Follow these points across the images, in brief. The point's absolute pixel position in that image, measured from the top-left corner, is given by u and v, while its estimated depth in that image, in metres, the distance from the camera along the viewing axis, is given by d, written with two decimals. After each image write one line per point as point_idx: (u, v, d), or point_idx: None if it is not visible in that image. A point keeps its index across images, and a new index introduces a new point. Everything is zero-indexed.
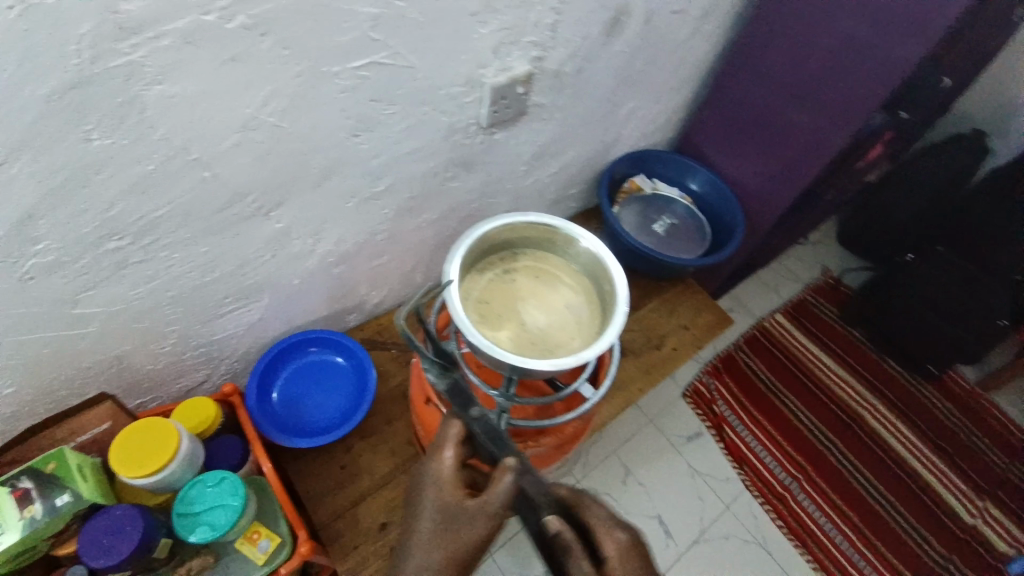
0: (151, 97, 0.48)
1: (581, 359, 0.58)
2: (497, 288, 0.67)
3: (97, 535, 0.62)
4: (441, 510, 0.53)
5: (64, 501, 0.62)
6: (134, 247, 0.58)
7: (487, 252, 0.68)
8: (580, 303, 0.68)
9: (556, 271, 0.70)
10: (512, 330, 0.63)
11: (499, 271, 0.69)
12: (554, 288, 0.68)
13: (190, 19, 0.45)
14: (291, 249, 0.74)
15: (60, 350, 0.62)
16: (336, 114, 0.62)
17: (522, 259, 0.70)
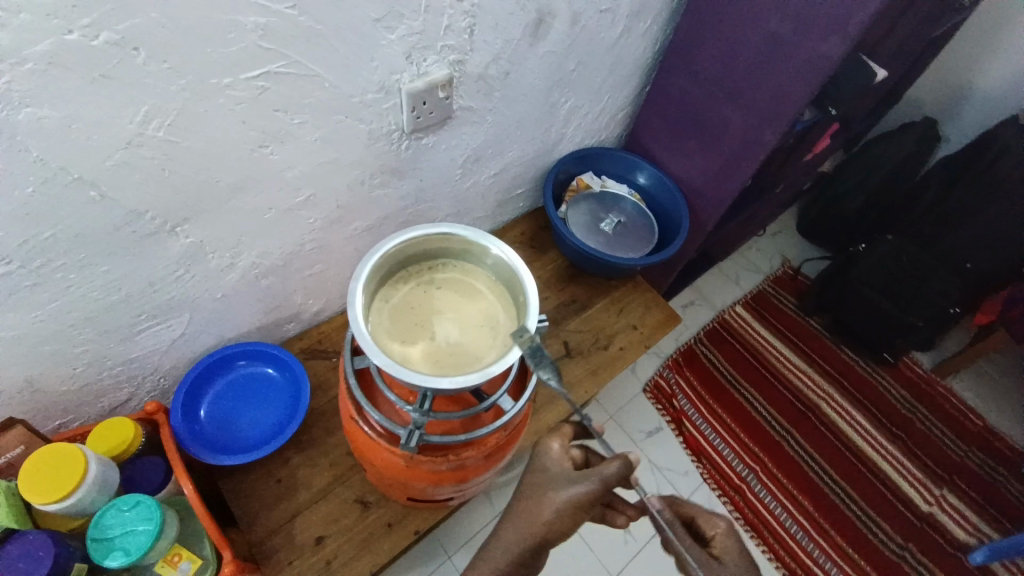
0: (17, 120, 0.46)
1: (486, 375, 0.57)
2: (413, 302, 0.66)
3: (12, 561, 0.59)
4: (558, 479, 0.60)
5: None
6: (24, 271, 0.56)
7: (400, 265, 0.67)
8: (498, 313, 0.67)
9: (475, 282, 0.69)
10: (423, 345, 0.63)
11: (415, 284, 0.68)
12: (473, 300, 0.68)
13: (50, 40, 0.43)
14: (207, 264, 0.71)
15: None
16: (235, 126, 0.59)
17: (441, 270, 0.70)
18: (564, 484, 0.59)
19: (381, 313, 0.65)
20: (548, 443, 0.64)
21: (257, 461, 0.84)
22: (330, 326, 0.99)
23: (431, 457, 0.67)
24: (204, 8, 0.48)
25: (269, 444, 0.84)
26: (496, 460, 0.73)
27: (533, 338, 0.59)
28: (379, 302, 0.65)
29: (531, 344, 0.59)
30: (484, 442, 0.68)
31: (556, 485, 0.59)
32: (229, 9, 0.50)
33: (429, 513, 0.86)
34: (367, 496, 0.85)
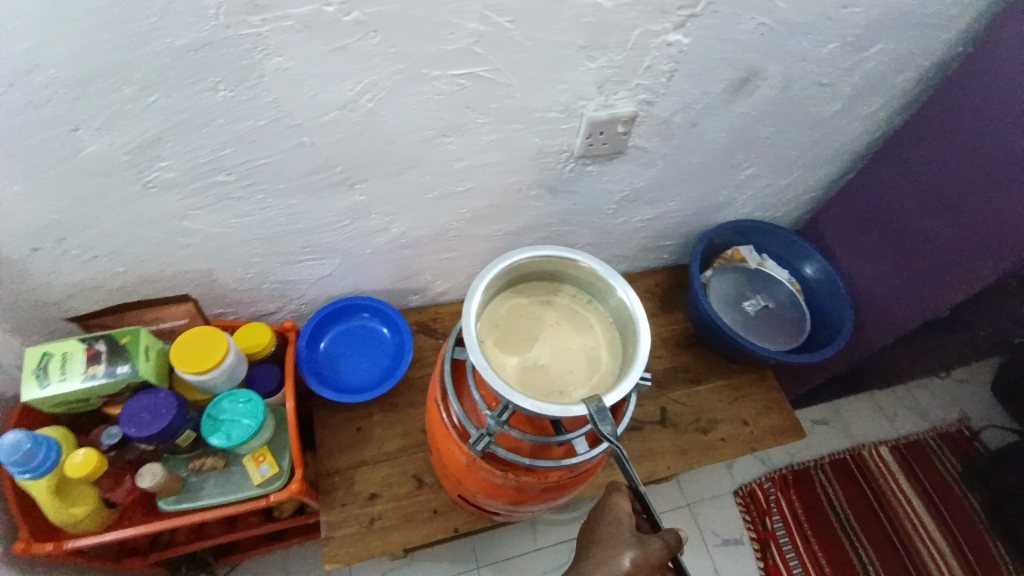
0: (270, 66, 0.56)
1: (566, 412, 0.56)
2: (523, 315, 0.68)
3: (138, 410, 0.71)
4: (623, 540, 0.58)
5: (122, 371, 0.71)
6: (237, 184, 0.68)
7: (526, 278, 0.69)
8: (600, 355, 0.66)
9: (590, 316, 0.69)
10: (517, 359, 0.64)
11: (531, 299, 0.69)
12: (582, 334, 0.67)
13: (313, 8, 0.52)
14: (367, 222, 0.80)
15: (167, 252, 0.75)
16: (431, 113, 0.66)
17: (560, 294, 0.70)
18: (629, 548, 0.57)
19: (491, 314, 0.67)
20: (613, 498, 0.62)
21: (348, 404, 0.92)
22: (447, 310, 1.05)
23: (492, 467, 0.66)
24: (436, 9, 0.55)
25: (362, 393, 0.92)
26: (550, 496, 0.71)
27: (600, 398, 0.57)
28: (493, 305, 0.67)
29: (597, 404, 0.57)
30: (545, 474, 0.67)
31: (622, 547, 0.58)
32: (457, 14, 0.56)
33: (472, 518, 0.87)
34: (424, 475, 0.89)
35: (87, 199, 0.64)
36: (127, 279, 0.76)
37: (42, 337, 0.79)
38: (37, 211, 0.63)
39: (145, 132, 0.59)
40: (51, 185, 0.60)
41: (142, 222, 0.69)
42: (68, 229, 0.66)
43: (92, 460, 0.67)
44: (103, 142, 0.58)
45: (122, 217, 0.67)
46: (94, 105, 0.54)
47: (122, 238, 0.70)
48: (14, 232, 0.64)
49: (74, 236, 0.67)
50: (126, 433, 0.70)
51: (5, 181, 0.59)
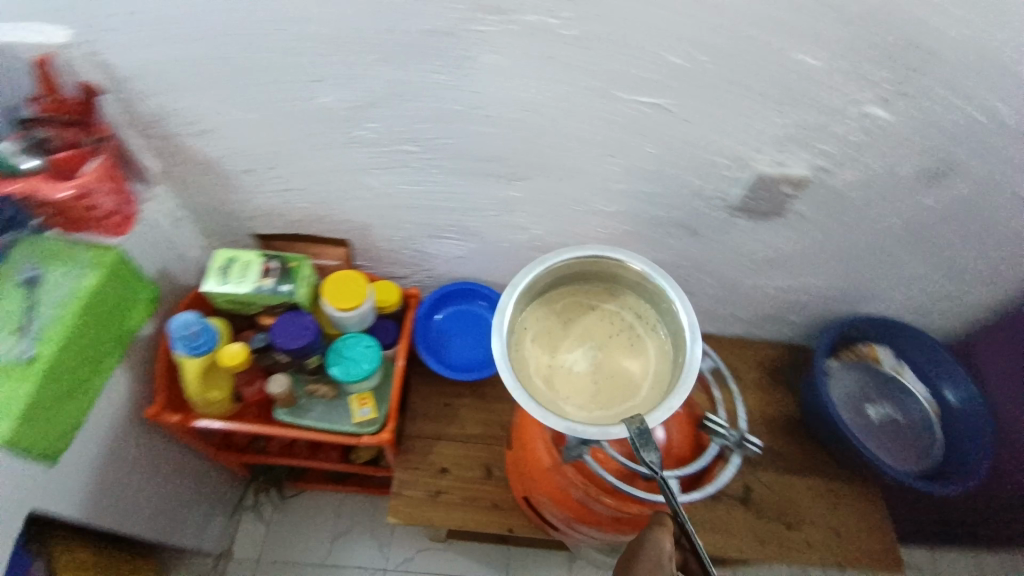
0: (485, 60, 0.62)
1: (605, 435, 0.57)
2: (568, 321, 0.71)
3: (286, 326, 0.80)
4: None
5: (284, 290, 0.80)
6: (418, 156, 0.74)
7: (577, 277, 0.72)
8: (646, 371, 0.67)
9: (640, 327, 0.70)
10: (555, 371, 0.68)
11: (578, 300, 0.73)
12: (628, 348, 0.69)
13: (540, 17, 0.57)
14: (512, 217, 0.85)
15: (340, 200, 0.83)
16: (608, 131, 0.69)
17: (608, 297, 0.73)
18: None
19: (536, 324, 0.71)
20: (656, 533, 0.58)
21: (443, 378, 0.97)
22: None
23: (575, 479, 0.68)
24: (647, 38, 0.59)
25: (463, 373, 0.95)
26: (620, 525, 0.70)
27: (643, 419, 0.56)
28: (538, 311, 0.71)
29: (640, 426, 0.55)
30: (624, 503, 0.66)
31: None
32: (665, 46, 0.59)
33: (528, 524, 0.88)
34: (493, 467, 0.91)
35: (298, 140, 0.73)
36: (302, 214, 0.87)
37: (224, 243, 0.92)
38: (261, 140, 0.73)
39: (364, 94, 0.66)
40: (277, 121, 0.70)
41: (331, 169, 0.77)
42: (275, 160, 0.76)
43: (242, 354, 0.77)
44: (330, 96, 0.66)
45: (319, 161, 0.77)
46: (335, 64, 0.62)
47: (311, 179, 0.79)
48: (237, 153, 0.76)
49: (278, 167, 0.78)
50: (271, 340, 0.80)
51: (246, 110, 0.69)
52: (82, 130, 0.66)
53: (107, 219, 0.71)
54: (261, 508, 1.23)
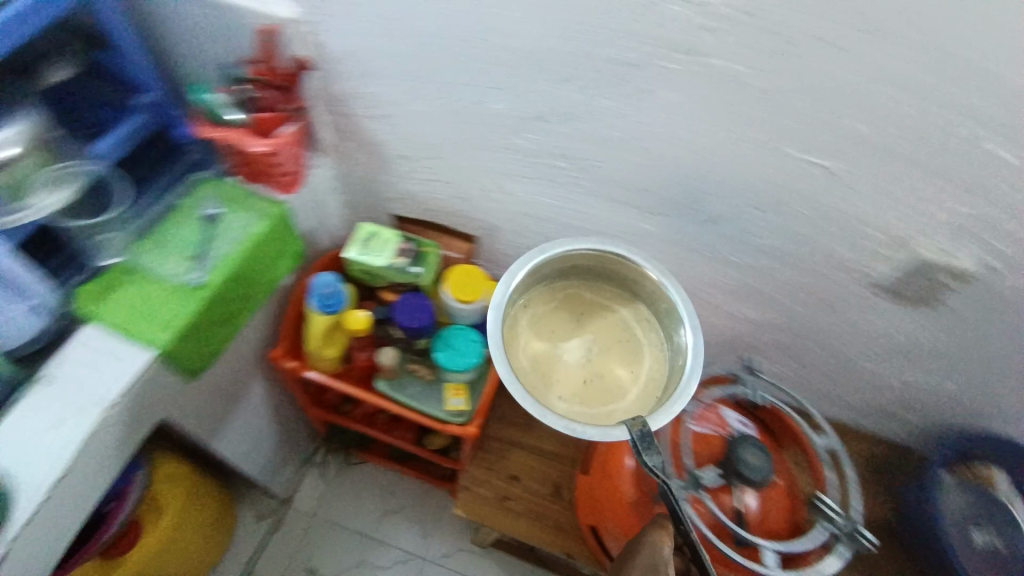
0: (661, 97, 0.62)
1: (607, 438, 0.61)
2: (570, 312, 0.78)
3: (407, 305, 0.85)
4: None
5: (414, 272, 0.85)
6: (563, 174, 0.77)
7: (586, 270, 0.78)
8: (638, 379, 0.73)
9: (641, 336, 0.76)
10: (552, 360, 0.75)
11: (584, 294, 0.79)
12: (626, 353, 0.76)
13: (730, 65, 0.57)
14: (635, 249, 0.85)
15: (476, 198, 0.88)
16: (765, 184, 0.68)
17: (614, 297, 0.78)
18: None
19: (540, 306, 0.78)
20: (653, 535, 0.59)
21: None
22: None
23: None
24: (835, 102, 0.57)
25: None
26: None
27: (646, 423, 0.58)
28: (542, 295, 0.78)
29: (642, 430, 0.58)
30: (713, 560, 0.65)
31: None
32: (852, 112, 0.58)
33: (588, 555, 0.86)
34: (562, 488, 0.91)
35: (457, 139, 0.78)
36: (438, 203, 0.92)
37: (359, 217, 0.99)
38: (427, 131, 0.78)
39: (532, 109, 0.69)
40: (445, 119, 0.75)
41: (479, 169, 0.82)
42: (429, 152, 0.82)
43: (365, 322, 0.82)
44: (500, 105, 0.70)
45: (472, 159, 0.81)
46: (515, 78, 0.66)
47: (457, 174, 0.85)
48: (399, 140, 0.81)
49: (433, 158, 0.83)
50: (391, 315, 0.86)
51: (420, 104, 0.74)
52: (283, 98, 0.72)
53: (281, 178, 0.79)
54: (322, 466, 1.29)
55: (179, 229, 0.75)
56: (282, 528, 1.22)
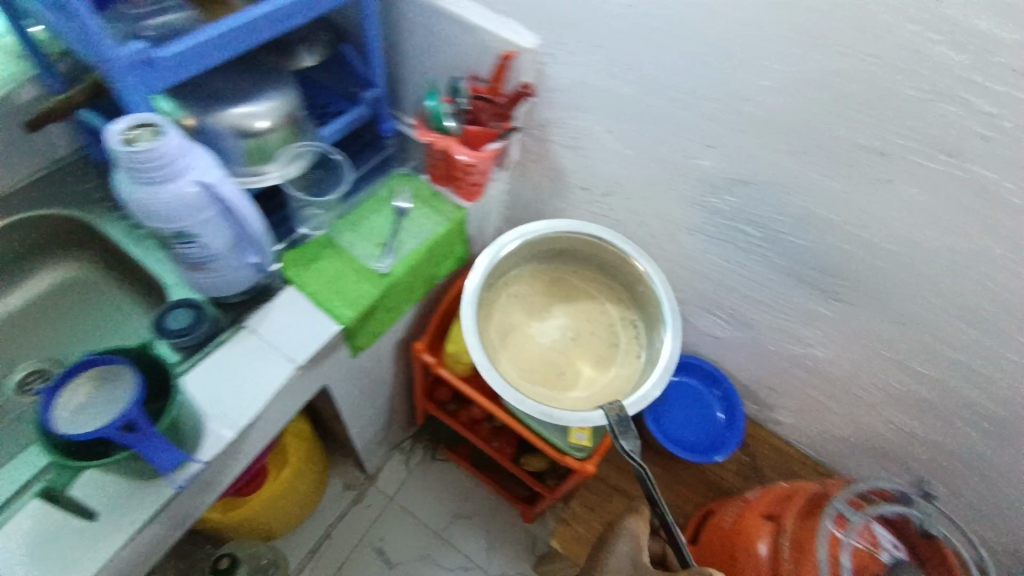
0: (898, 190, 0.60)
1: (587, 421, 0.71)
2: (554, 292, 0.88)
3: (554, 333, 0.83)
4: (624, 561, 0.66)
5: None
6: (750, 241, 0.75)
7: (571, 256, 0.88)
8: (610, 364, 0.82)
9: (619, 325, 0.85)
10: (531, 337, 0.83)
11: (568, 278, 0.89)
12: (600, 339, 0.84)
13: (995, 175, 0.54)
14: (800, 331, 0.81)
15: (642, 243, 0.87)
16: (987, 300, 0.63)
17: (594, 284, 0.88)
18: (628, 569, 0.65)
19: (525, 285, 0.87)
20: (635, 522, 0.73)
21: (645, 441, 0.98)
22: (768, 439, 0.99)
23: None
24: None
25: (675, 446, 0.94)
26: None
27: (623, 407, 0.66)
28: (527, 275, 0.88)
29: (620, 415, 0.66)
30: None
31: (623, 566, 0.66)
32: None
33: None
34: None
35: (648, 184, 0.78)
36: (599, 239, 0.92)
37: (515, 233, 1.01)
38: (617, 170, 0.79)
39: (743, 173, 0.68)
40: (643, 163, 0.75)
41: (658, 216, 0.81)
42: (612, 190, 0.82)
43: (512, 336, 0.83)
44: (709, 163, 0.70)
45: (652, 205, 0.80)
46: (738, 140, 0.65)
47: (632, 216, 0.84)
48: (586, 172, 0.83)
49: (612, 196, 0.83)
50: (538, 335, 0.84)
51: (623, 144, 0.75)
52: (497, 118, 0.76)
53: (466, 186, 0.83)
54: (409, 453, 1.34)
55: (373, 217, 0.82)
56: (362, 504, 1.27)
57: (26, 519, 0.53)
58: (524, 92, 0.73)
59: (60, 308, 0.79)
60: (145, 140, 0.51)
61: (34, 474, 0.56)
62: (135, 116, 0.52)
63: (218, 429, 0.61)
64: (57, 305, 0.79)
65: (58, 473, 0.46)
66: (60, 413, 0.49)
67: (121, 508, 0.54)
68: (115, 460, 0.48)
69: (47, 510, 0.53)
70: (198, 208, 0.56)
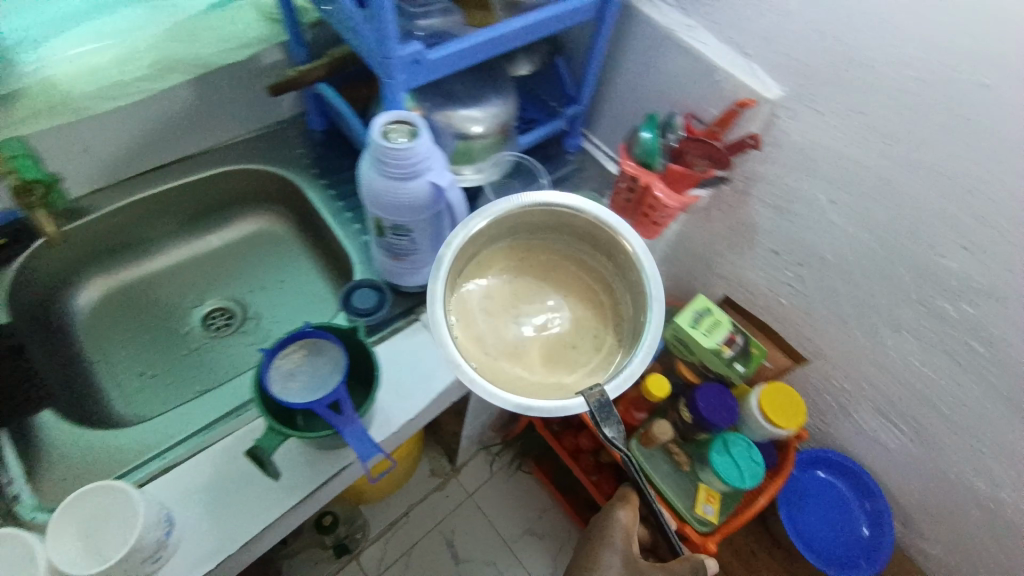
0: None
1: (562, 409, 0.51)
2: (528, 270, 0.62)
3: (709, 398, 0.78)
4: (621, 556, 0.71)
5: (737, 367, 0.79)
6: (970, 358, 0.65)
7: (547, 221, 0.62)
8: (588, 358, 0.57)
9: (597, 296, 0.61)
10: (489, 323, 0.58)
11: (545, 251, 0.63)
12: (582, 329, 0.59)
13: None
14: (999, 472, 0.69)
15: (821, 327, 0.78)
16: None
17: (576, 263, 0.63)
18: (623, 562, 0.70)
19: (473, 258, 0.60)
20: (617, 508, 0.75)
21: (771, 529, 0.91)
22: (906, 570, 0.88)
23: None
24: None
25: (806, 547, 0.87)
26: None
27: (605, 392, 0.52)
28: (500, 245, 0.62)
29: (600, 401, 0.51)
30: None
31: (617, 561, 0.71)
32: None
33: None
34: None
35: (858, 267, 0.70)
36: (770, 309, 0.83)
37: (669, 278, 0.96)
38: (826, 242, 0.71)
39: (996, 285, 0.59)
40: (862, 244, 0.68)
41: (855, 304, 0.73)
42: (808, 264, 0.75)
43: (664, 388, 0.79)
44: (953, 263, 0.61)
45: (854, 290, 0.72)
46: (1005, 250, 0.56)
47: (819, 296, 0.76)
48: (781, 238, 0.75)
49: (806, 268, 0.75)
50: (692, 393, 0.79)
51: (844, 220, 0.68)
52: (705, 161, 0.71)
53: (645, 222, 0.79)
54: (494, 457, 1.32)
55: None
56: (442, 494, 1.26)
57: (214, 462, 0.57)
58: (748, 143, 0.68)
59: (251, 256, 0.84)
60: (401, 137, 0.55)
61: (236, 409, 0.63)
62: (397, 112, 0.55)
63: (389, 414, 0.63)
64: (249, 253, 0.84)
65: (266, 434, 0.51)
66: (274, 374, 0.55)
67: (298, 474, 0.58)
68: (319, 434, 0.53)
69: (230, 459, 0.58)
70: (426, 206, 0.58)
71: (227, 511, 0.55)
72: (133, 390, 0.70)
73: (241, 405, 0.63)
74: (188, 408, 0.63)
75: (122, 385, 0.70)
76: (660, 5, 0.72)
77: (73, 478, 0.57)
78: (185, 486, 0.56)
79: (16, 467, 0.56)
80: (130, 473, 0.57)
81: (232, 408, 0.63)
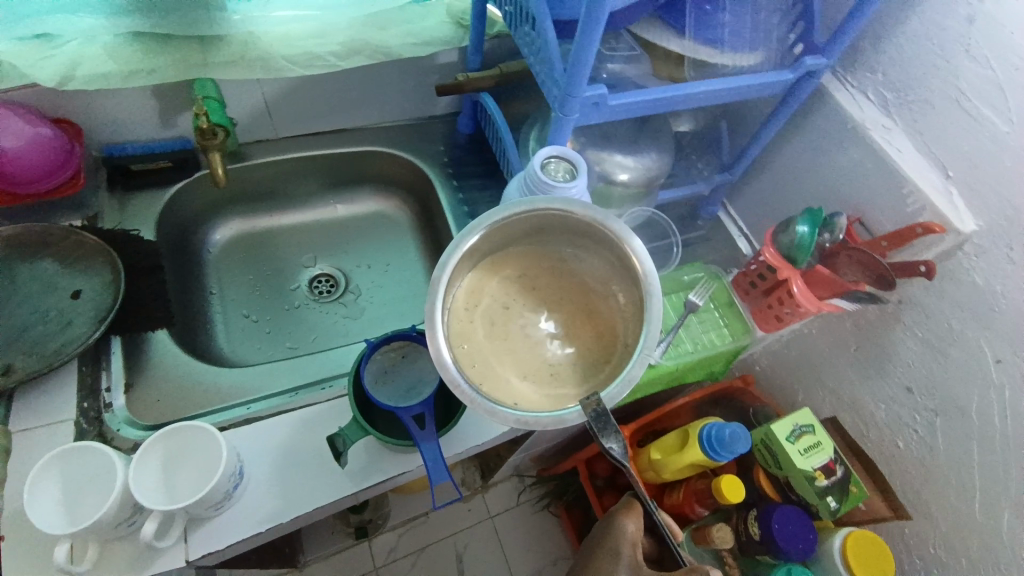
0: None
1: (558, 421, 0.46)
2: (527, 273, 0.53)
3: (786, 522, 0.71)
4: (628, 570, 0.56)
5: (827, 501, 0.71)
6: None
7: (546, 222, 0.53)
8: (591, 364, 0.50)
9: (593, 297, 0.53)
10: (485, 335, 0.49)
11: (543, 251, 0.54)
12: (585, 331, 0.51)
13: None
14: None
15: (935, 494, 0.67)
16: None
17: (575, 259, 0.54)
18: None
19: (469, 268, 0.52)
20: (621, 518, 0.58)
21: None
22: None
23: None
24: None
25: None
26: None
27: (601, 399, 0.46)
28: (497, 253, 0.54)
29: (594, 409, 0.46)
30: None
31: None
32: None
33: None
34: None
35: (1005, 444, 0.59)
36: (882, 449, 0.73)
37: (771, 378, 0.88)
38: (977, 402, 0.60)
39: None
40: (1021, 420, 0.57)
41: (986, 483, 0.61)
42: (943, 419, 0.64)
43: (738, 488, 0.73)
44: None
45: (992, 467, 0.61)
46: None
47: (943, 460, 0.65)
48: (918, 381, 0.66)
49: (942, 422, 0.65)
50: (769, 511, 0.72)
51: (1006, 385, 0.58)
52: (858, 274, 0.63)
53: (766, 313, 0.72)
54: (526, 487, 1.26)
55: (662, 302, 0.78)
56: (465, 507, 1.22)
57: (290, 426, 0.60)
58: (919, 269, 0.59)
59: (368, 234, 0.87)
60: (560, 173, 0.56)
61: (324, 381, 0.65)
62: (561, 148, 0.56)
63: (458, 434, 0.62)
64: (366, 231, 0.87)
65: (352, 426, 0.55)
66: (371, 369, 0.58)
67: (359, 467, 0.58)
68: (397, 441, 0.55)
69: (305, 430, 0.60)
70: None
71: (290, 479, 0.57)
72: (236, 331, 0.75)
73: (328, 379, 0.66)
74: (277, 365, 0.66)
75: (228, 322, 0.75)
76: (857, 95, 0.66)
77: (165, 402, 0.61)
78: (260, 443, 0.59)
79: (118, 374, 0.61)
80: (219, 413, 0.61)
81: (318, 379, 0.65)
